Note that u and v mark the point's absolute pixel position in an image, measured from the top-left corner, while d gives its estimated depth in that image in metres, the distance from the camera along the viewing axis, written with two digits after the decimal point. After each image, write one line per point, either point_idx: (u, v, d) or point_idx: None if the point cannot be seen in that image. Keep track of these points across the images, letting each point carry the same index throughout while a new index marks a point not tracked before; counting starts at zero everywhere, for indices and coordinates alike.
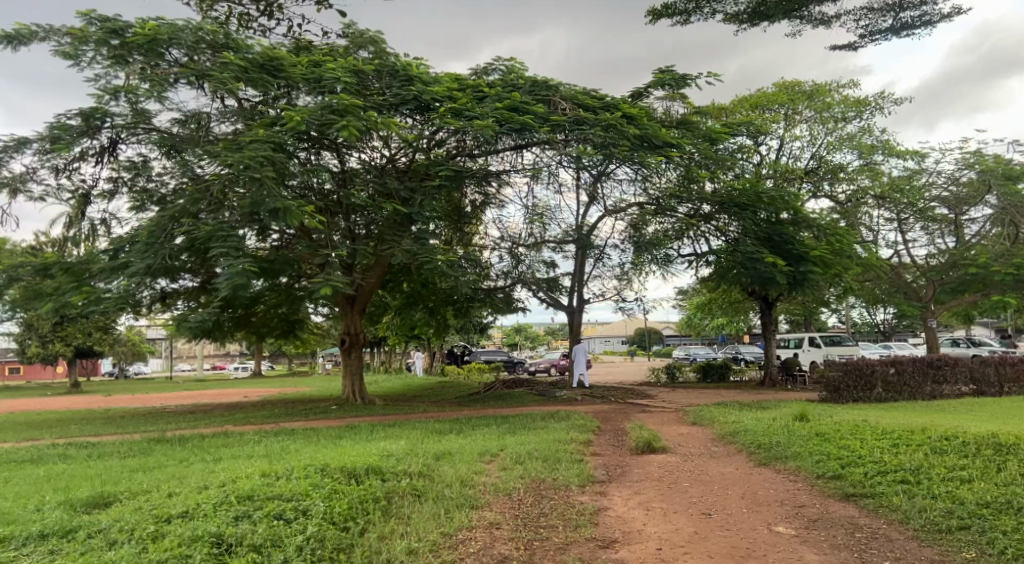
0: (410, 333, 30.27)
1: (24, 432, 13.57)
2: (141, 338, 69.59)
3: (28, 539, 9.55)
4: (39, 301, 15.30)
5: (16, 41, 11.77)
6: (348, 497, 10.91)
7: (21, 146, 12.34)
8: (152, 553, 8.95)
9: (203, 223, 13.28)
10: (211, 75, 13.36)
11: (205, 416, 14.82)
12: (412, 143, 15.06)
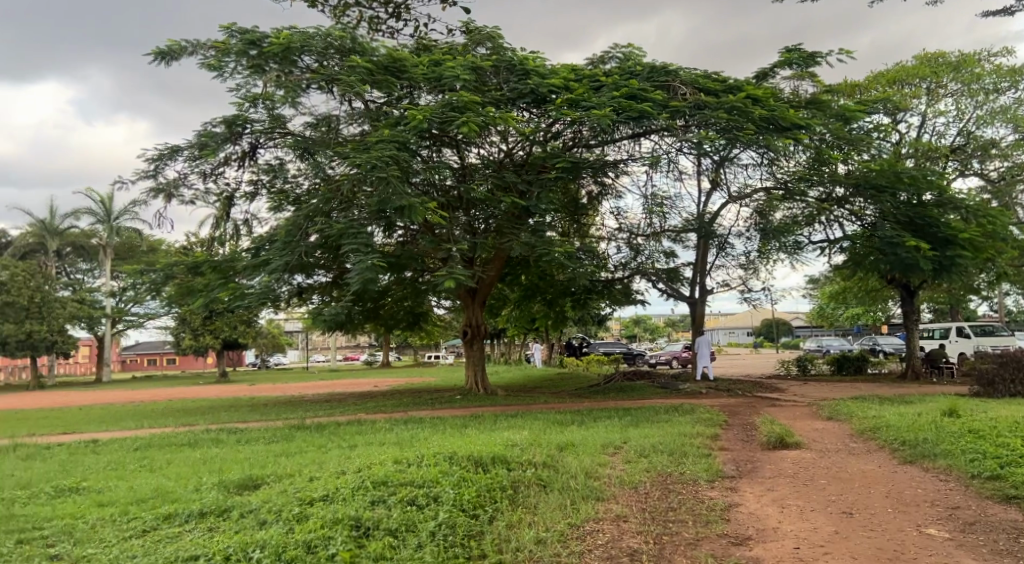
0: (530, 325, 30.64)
1: (181, 418, 14.74)
2: (281, 331, 74.33)
3: (189, 516, 10.36)
4: (191, 297, 16.58)
5: (168, 56, 12.68)
6: (476, 486, 11.14)
7: (175, 154, 13.32)
8: (298, 533, 9.47)
9: (334, 222, 13.88)
10: (339, 79, 13.98)
11: (339, 405, 15.57)
12: (529, 136, 15.15)
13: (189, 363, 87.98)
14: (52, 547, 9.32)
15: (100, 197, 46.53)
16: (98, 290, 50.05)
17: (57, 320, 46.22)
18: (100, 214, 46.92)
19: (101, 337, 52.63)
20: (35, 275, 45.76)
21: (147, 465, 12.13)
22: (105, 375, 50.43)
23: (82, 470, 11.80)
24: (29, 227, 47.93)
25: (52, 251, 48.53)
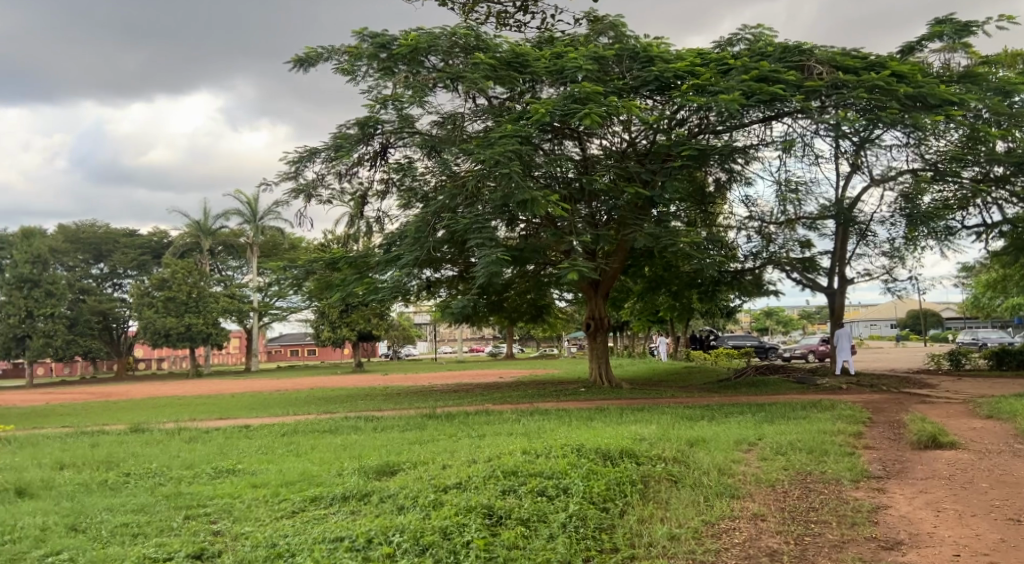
0: (655, 318, 30.25)
1: (321, 406, 15.58)
2: (411, 324, 77.25)
3: (334, 499, 10.93)
4: (329, 291, 17.50)
5: (307, 64, 13.32)
6: (605, 478, 11.08)
7: (313, 156, 14.02)
8: (434, 520, 9.76)
9: (460, 217, 14.13)
10: (464, 76, 14.30)
11: (467, 395, 15.95)
12: (653, 124, 14.88)
13: (325, 355, 92.91)
14: (213, 524, 10.09)
15: (247, 199, 50.10)
16: (246, 285, 53.87)
17: (211, 313, 50.18)
18: (247, 215, 50.49)
19: (248, 330, 56.68)
20: (191, 272, 49.95)
21: (293, 449, 12.90)
22: (253, 365, 54.35)
23: (236, 453, 12.70)
24: (186, 227, 52.27)
25: (206, 249, 52.71)
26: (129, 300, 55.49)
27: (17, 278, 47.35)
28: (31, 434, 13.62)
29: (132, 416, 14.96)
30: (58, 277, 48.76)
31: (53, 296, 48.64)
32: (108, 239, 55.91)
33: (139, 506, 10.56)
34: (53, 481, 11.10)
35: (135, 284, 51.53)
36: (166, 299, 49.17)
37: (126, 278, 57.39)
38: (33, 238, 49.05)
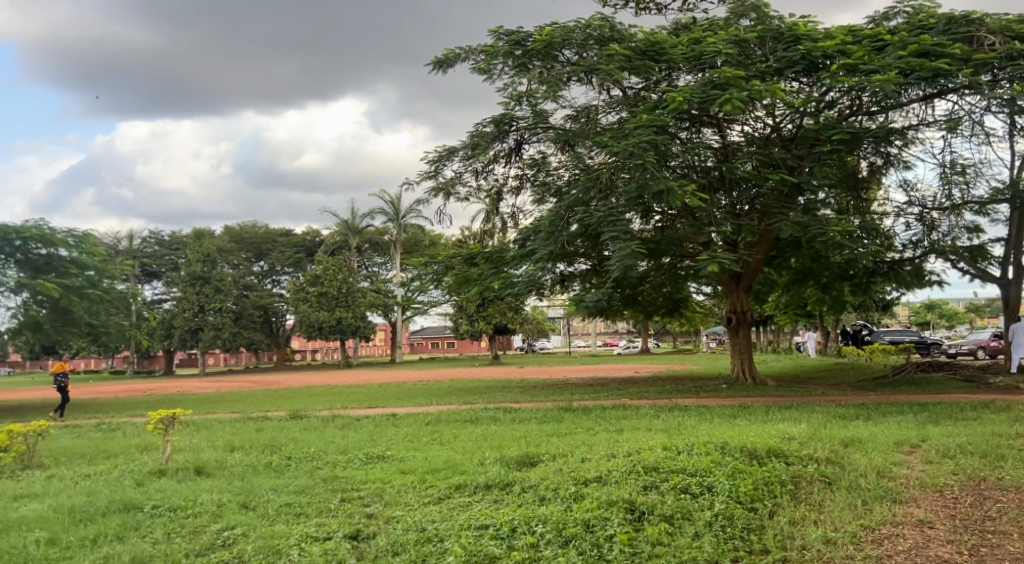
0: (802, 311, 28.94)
1: (461, 397, 16.02)
2: (545, 318, 78.07)
3: (477, 487, 11.18)
4: (466, 286, 18.01)
5: (445, 65, 13.68)
6: (752, 477, 10.68)
7: (450, 155, 14.40)
8: (576, 512, 9.78)
9: (594, 210, 14.02)
10: (599, 68, 14.29)
11: (603, 389, 15.89)
12: (799, 108, 14.21)
13: (462, 347, 95.92)
14: (367, 507, 10.60)
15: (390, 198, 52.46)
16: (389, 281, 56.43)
17: (359, 307, 53.01)
18: (390, 213, 52.92)
19: (392, 324, 59.39)
20: (341, 269, 52.97)
21: (437, 438, 13.34)
22: (396, 357, 56.98)
23: (385, 440, 13.30)
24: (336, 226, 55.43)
25: (353, 247, 55.63)
26: (286, 295, 59.79)
27: (191, 276, 52.11)
28: (206, 418, 14.92)
29: (290, 404, 16.01)
30: (225, 274, 53.13)
31: (221, 292, 53.07)
32: (267, 238, 60.39)
33: (300, 487, 11.28)
34: (227, 461, 12.07)
35: (291, 280, 55.32)
36: (318, 294, 52.53)
37: (283, 274, 61.69)
38: (204, 238, 53.81)
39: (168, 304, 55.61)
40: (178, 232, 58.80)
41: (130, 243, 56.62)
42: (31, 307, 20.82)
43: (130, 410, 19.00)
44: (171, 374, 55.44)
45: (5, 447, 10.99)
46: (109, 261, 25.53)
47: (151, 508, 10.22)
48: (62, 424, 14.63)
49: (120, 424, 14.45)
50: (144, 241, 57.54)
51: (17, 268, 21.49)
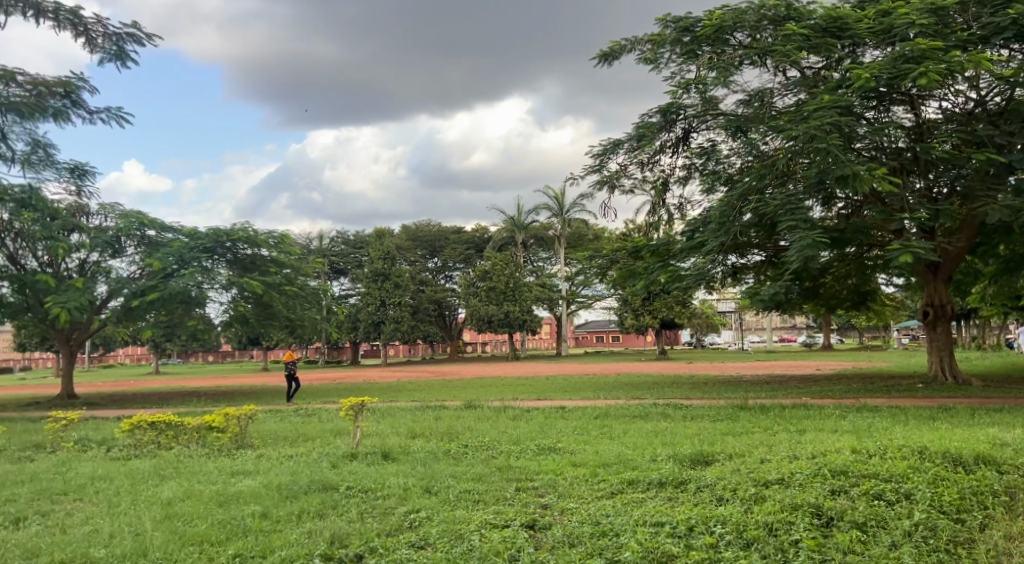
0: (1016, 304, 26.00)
1: (630, 391, 15.90)
2: (716, 312, 75.81)
3: (650, 484, 10.98)
4: (632, 279, 18.02)
5: (612, 57, 13.58)
6: (958, 487, 9.77)
7: (616, 147, 14.27)
8: (758, 514, 9.39)
9: (770, 199, 13.41)
10: (774, 50, 14.10)
11: (780, 387, 15.19)
12: (1009, 79, 12.89)
13: (631, 342, 95.49)
14: (542, 497, 10.77)
15: (556, 194, 53.13)
16: (555, 276, 57.16)
17: (527, 302, 54.49)
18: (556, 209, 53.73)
19: (558, 318, 60.31)
20: (508, 265, 54.60)
21: (607, 432, 13.30)
22: (563, 351, 57.89)
23: (555, 432, 13.45)
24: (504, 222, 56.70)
25: (520, 242, 56.80)
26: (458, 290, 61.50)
27: (373, 272, 55.88)
28: (389, 406, 15.87)
29: (465, 394, 16.63)
30: (403, 271, 56.40)
31: (401, 287, 56.46)
32: (440, 235, 62.78)
33: (478, 475, 11.65)
34: (410, 448, 12.74)
35: (463, 276, 58.34)
36: (488, 288, 54.52)
37: (456, 270, 63.61)
38: (385, 237, 57.45)
39: (354, 299, 60.22)
40: (361, 231, 62.92)
41: (320, 242, 61.55)
42: (240, 303, 23.15)
43: (326, 396, 20.67)
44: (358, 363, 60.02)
45: (222, 428, 12.26)
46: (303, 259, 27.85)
47: (345, 489, 10.99)
48: (267, 408, 16.14)
49: (316, 409, 15.69)
50: (332, 241, 62.05)
51: (228, 266, 23.85)
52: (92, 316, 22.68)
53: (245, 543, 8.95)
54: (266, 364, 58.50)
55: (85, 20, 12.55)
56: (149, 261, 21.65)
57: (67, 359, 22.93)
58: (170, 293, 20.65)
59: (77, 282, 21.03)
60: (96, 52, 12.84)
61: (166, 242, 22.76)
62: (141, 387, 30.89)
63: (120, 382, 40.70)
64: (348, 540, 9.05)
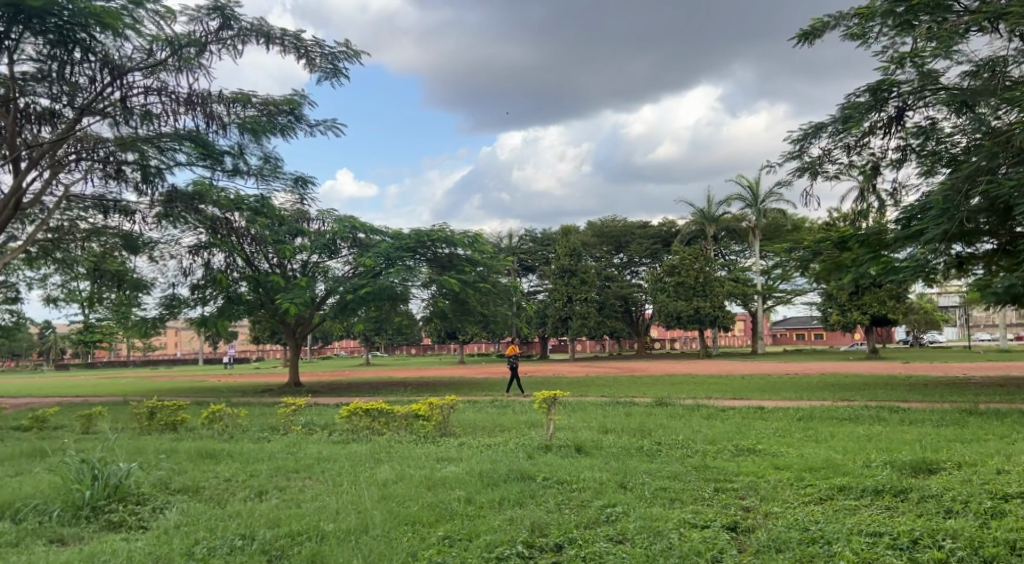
0: None
1: (836, 393, 14.99)
2: (935, 308, 68.94)
3: (865, 492, 10.15)
4: (837, 273, 17.40)
5: (813, 36, 12.92)
6: None
7: (819, 131, 13.45)
8: (998, 531, 8.41)
9: (1006, 178, 12.01)
10: (1009, 13, 12.91)
11: (1017, 391, 13.69)
12: None
13: (834, 340, 89.62)
14: (743, 499, 10.26)
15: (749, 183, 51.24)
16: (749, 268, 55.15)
17: (718, 297, 52.93)
18: (749, 199, 51.79)
19: (753, 313, 57.68)
20: (697, 259, 53.24)
21: (812, 434, 12.62)
22: (760, 348, 55.57)
23: (754, 434, 12.95)
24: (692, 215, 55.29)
25: (711, 235, 55.21)
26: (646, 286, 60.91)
27: (560, 269, 57.28)
28: (580, 400, 16.20)
29: (656, 392, 16.49)
30: (588, 266, 57.00)
31: (587, 283, 57.14)
32: (626, 231, 61.75)
33: (674, 473, 11.37)
34: (602, 442, 12.81)
35: (650, 270, 57.97)
36: (677, 283, 53.61)
37: (642, 265, 62.95)
38: (570, 233, 58.36)
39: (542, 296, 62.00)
40: (548, 229, 64.30)
41: (509, 241, 63.86)
42: (439, 300, 24.65)
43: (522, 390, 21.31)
44: (546, 357, 61.95)
45: (428, 416, 13.13)
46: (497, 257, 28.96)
47: (542, 479, 11.17)
48: (466, 399, 17.01)
49: (510, 401, 16.24)
50: (520, 240, 64.10)
51: (428, 265, 25.19)
52: (312, 312, 25.14)
53: (453, 526, 9.39)
54: (464, 357, 61.86)
55: (306, 42, 13.74)
56: (361, 261, 23.56)
57: (294, 350, 25.64)
58: (379, 288, 22.47)
59: (300, 281, 23.31)
60: (316, 70, 14.08)
61: (374, 243, 24.60)
62: (358, 377, 33.80)
63: (342, 372, 45.06)
64: (548, 530, 9.20)
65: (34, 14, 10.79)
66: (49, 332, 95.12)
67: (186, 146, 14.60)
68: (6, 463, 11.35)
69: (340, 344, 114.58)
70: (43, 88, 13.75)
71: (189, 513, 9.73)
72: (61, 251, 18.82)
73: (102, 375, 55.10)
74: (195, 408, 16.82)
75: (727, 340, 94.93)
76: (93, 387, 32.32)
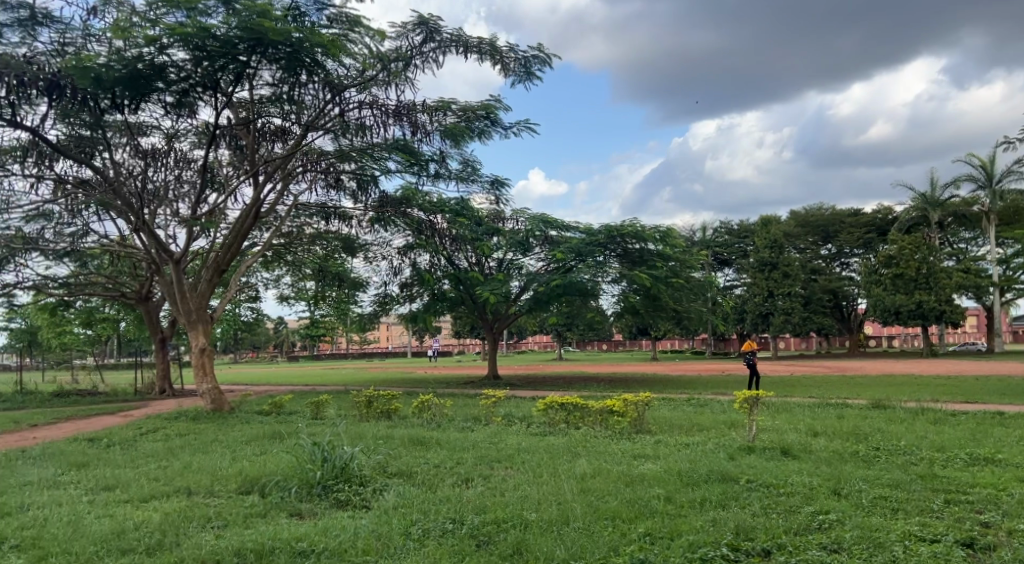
0: None
1: None
2: None
3: None
4: None
5: None
6: None
7: None
8: None
9: None
10: None
11: None
12: None
13: None
14: (980, 514, 9.16)
15: (982, 162, 46.01)
16: (981, 257, 49.23)
17: (945, 290, 47.84)
18: (982, 180, 46.65)
19: (988, 307, 51.53)
20: (919, 248, 48.77)
21: None
22: (997, 347, 49.51)
23: (992, 442, 11.63)
24: (913, 201, 50.59)
25: (935, 222, 50.17)
26: (859, 279, 56.59)
27: (760, 263, 55.19)
28: (782, 402, 15.50)
29: (873, 394, 15.35)
30: (792, 259, 54.29)
31: (790, 277, 54.38)
32: (835, 219, 57.44)
33: (895, 482, 10.42)
34: (811, 445, 12.10)
35: (863, 261, 53.68)
36: (894, 276, 49.47)
37: (853, 257, 58.24)
38: (771, 225, 56.32)
39: (741, 290, 59.73)
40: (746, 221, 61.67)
41: (703, 234, 62.13)
42: (630, 295, 24.50)
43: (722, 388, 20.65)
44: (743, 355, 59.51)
45: (623, 412, 13.16)
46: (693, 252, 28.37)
47: (747, 481, 10.68)
48: (662, 396, 16.83)
49: (708, 400, 15.87)
50: (715, 232, 62.26)
51: (619, 260, 25.13)
52: (507, 307, 26.10)
53: (654, 523, 9.26)
54: (657, 353, 61.12)
55: (500, 48, 14.25)
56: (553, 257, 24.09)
57: (492, 345, 26.73)
58: (568, 282, 23.12)
59: (498, 276, 24.20)
60: (511, 75, 14.58)
61: (566, 240, 24.97)
62: (553, 372, 34.58)
63: (540, 366, 46.32)
64: (754, 534, 8.80)
65: (268, 44, 12.17)
66: (283, 327, 106.75)
67: (395, 155, 15.72)
68: (254, 443, 12.89)
69: (535, 340, 118.44)
70: (276, 109, 15.47)
71: (405, 495, 10.46)
72: (291, 254, 21.09)
73: (334, 366, 61.13)
74: (407, 398, 18.05)
75: (955, 337, 85.28)
76: (322, 377, 35.94)
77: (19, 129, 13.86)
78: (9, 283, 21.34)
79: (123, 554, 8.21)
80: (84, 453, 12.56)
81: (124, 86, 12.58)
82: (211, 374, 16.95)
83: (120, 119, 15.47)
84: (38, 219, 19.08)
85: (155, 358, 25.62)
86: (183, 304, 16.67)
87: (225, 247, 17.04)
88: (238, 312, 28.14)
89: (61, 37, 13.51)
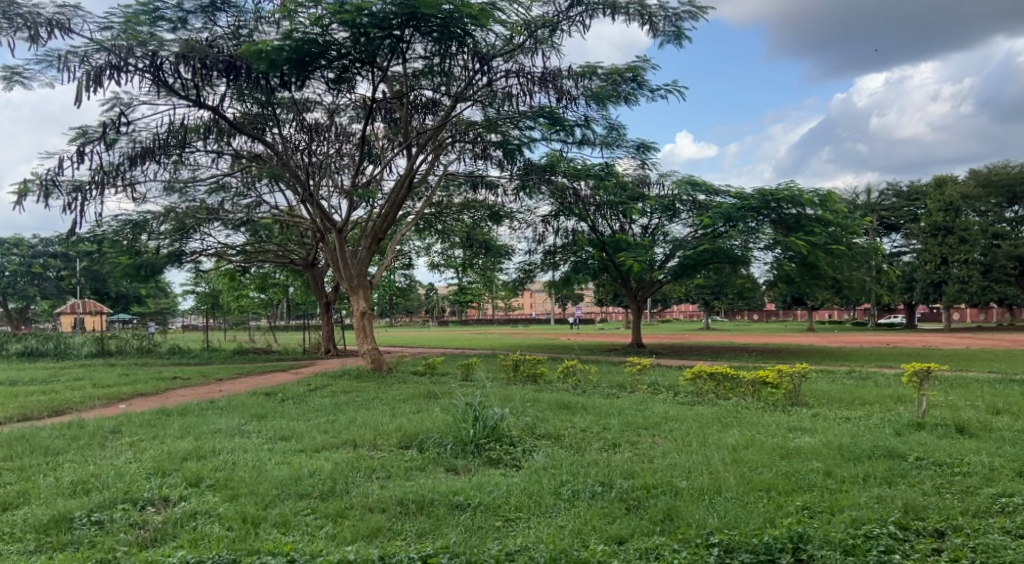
0: None
1: None
2: None
3: None
4: None
5: None
6: None
7: None
8: None
9: None
10: None
11: None
12: None
13: None
14: None
15: None
16: None
17: None
18: None
19: None
20: None
21: None
22: None
23: None
24: None
25: None
26: None
27: (932, 227, 51.27)
28: (958, 378, 14.36)
29: None
30: (970, 222, 49.83)
31: (967, 242, 50.00)
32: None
33: None
34: (991, 424, 11.13)
35: None
36: None
37: None
38: (946, 185, 51.84)
39: (910, 258, 55.25)
40: (916, 182, 57.00)
41: (867, 196, 58.37)
42: (784, 262, 23.41)
43: (886, 361, 19.40)
44: (908, 328, 55.41)
45: (777, 383, 12.72)
46: (854, 216, 26.60)
47: (915, 459, 10.00)
48: (820, 368, 16.07)
49: (872, 373, 15.00)
50: (883, 195, 58.50)
51: (772, 226, 24.07)
52: (652, 274, 25.76)
53: (813, 497, 8.90)
54: (812, 323, 58.05)
55: (650, 8, 13.89)
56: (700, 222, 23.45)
57: (635, 312, 26.54)
58: (716, 248, 22.65)
59: (643, 242, 23.77)
60: (659, 35, 14.24)
61: (714, 204, 24.17)
62: (701, 341, 33.71)
63: (687, 335, 45.46)
64: (926, 513, 8.25)
65: (420, 18, 12.55)
66: (433, 294, 110.85)
67: (540, 123, 15.84)
68: (412, 402, 13.57)
69: (680, 308, 116.74)
70: (427, 82, 16.00)
71: (554, 457, 10.67)
72: (441, 223, 21.88)
73: (490, 331, 62.48)
74: (552, 363, 18.34)
75: None
76: (471, 342, 37.26)
77: (203, 109, 15.20)
78: (195, 251, 23.63)
79: (301, 498, 8.98)
80: (263, 406, 13.75)
81: (292, 65, 13.47)
82: (371, 337, 17.98)
83: (288, 97, 16.59)
84: (218, 192, 20.94)
85: (320, 320, 27.53)
86: (346, 270, 17.79)
87: (382, 217, 17.92)
88: (393, 278, 29.62)
89: (236, 21, 14.58)
